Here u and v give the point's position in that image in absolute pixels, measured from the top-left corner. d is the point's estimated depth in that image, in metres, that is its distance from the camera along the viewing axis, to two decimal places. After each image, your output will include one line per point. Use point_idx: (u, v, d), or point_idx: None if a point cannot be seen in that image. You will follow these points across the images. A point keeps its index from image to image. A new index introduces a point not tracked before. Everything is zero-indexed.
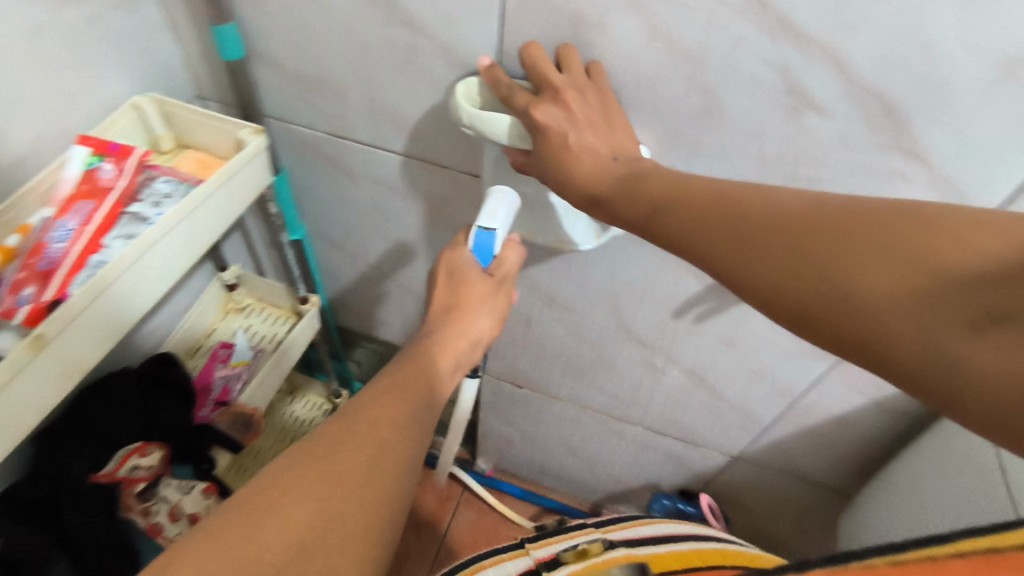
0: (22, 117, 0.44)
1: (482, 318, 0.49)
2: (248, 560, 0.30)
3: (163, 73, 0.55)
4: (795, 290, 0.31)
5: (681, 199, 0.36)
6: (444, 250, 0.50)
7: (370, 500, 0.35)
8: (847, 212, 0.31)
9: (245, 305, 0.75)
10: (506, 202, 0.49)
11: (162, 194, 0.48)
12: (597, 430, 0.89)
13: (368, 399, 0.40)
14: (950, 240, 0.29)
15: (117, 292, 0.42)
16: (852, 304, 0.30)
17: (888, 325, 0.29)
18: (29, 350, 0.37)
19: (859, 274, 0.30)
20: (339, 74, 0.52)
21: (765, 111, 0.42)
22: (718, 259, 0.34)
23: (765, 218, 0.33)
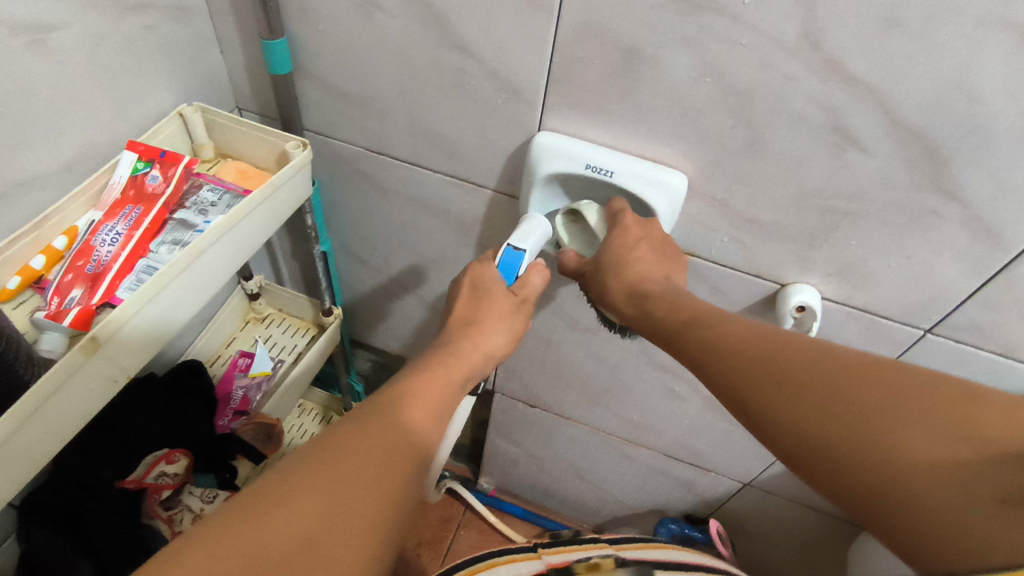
0: (77, 120, 0.45)
1: (496, 332, 0.48)
2: (246, 554, 0.29)
3: (208, 83, 0.56)
4: (831, 435, 0.34)
5: (729, 350, 0.40)
6: (471, 263, 0.51)
7: (379, 498, 0.34)
8: (887, 372, 0.35)
9: (265, 315, 0.74)
10: (539, 230, 0.51)
11: (207, 202, 0.49)
12: (608, 453, 0.90)
13: (382, 399, 0.39)
14: (992, 418, 0.31)
15: (168, 297, 0.43)
16: (886, 460, 0.33)
17: (908, 490, 0.32)
18: (82, 353, 0.37)
19: (900, 438, 0.32)
20: (385, 93, 0.53)
21: (808, 147, 0.44)
22: (755, 401, 0.38)
23: (805, 368, 0.36)
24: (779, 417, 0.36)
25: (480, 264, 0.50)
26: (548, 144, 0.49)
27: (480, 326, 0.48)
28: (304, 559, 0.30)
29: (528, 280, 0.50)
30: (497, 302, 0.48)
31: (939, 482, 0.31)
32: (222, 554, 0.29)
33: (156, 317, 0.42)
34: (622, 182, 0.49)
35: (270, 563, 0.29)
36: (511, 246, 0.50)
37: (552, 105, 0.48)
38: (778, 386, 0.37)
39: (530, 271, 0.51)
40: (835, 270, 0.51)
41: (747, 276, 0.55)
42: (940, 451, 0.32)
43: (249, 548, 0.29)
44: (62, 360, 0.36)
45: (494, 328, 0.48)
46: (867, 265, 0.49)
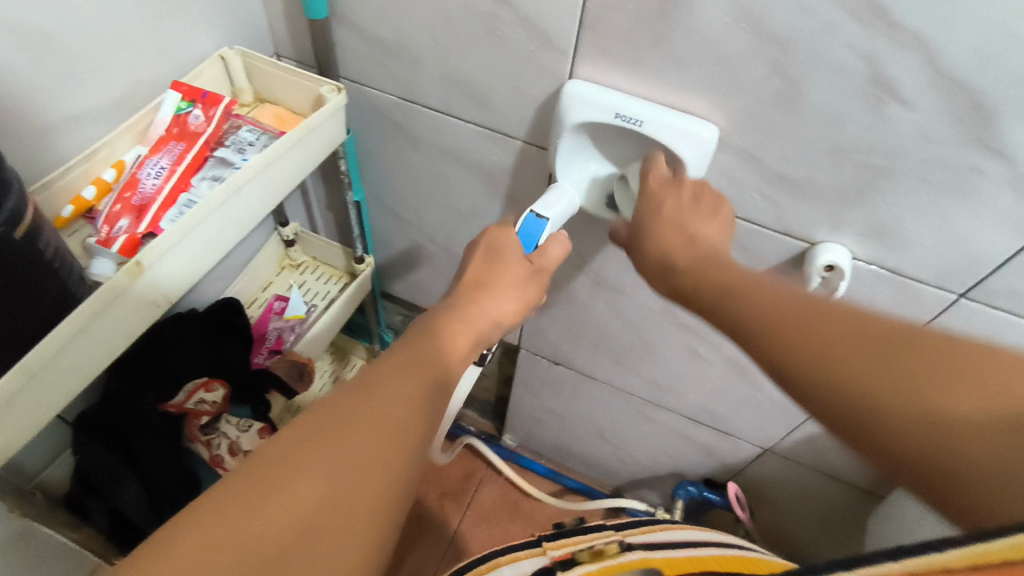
0: (123, 58, 0.47)
1: (508, 299, 0.49)
2: (247, 542, 0.30)
3: (247, 30, 0.57)
4: (886, 401, 0.34)
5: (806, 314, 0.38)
6: (489, 228, 0.52)
7: (379, 482, 0.35)
8: (900, 337, 0.35)
9: (300, 263, 0.77)
10: (565, 199, 0.53)
11: (246, 142, 0.50)
12: (630, 414, 0.91)
13: (380, 371, 0.39)
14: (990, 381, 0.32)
15: (181, 254, 0.43)
16: (916, 416, 0.33)
17: (947, 443, 0.32)
18: (128, 275, 0.40)
19: (934, 392, 0.33)
20: (419, 41, 0.53)
21: (845, 99, 0.43)
22: (801, 364, 0.37)
23: (840, 332, 0.37)
24: (817, 380, 0.36)
25: (499, 229, 0.52)
26: (582, 92, 0.49)
27: (491, 289, 0.49)
28: (304, 549, 0.31)
29: (548, 249, 0.51)
30: (508, 270, 0.50)
31: (978, 442, 0.32)
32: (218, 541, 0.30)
33: (169, 271, 0.43)
34: (651, 132, 0.48)
35: (272, 550, 0.31)
36: (533, 213, 0.52)
37: (584, 54, 0.48)
38: (832, 339, 0.37)
39: (550, 241, 0.52)
40: (867, 229, 0.50)
41: (777, 235, 0.54)
42: (967, 402, 0.32)
43: (244, 537, 0.30)
44: (112, 280, 0.38)
45: (507, 295, 0.49)
46: (901, 226, 0.48)
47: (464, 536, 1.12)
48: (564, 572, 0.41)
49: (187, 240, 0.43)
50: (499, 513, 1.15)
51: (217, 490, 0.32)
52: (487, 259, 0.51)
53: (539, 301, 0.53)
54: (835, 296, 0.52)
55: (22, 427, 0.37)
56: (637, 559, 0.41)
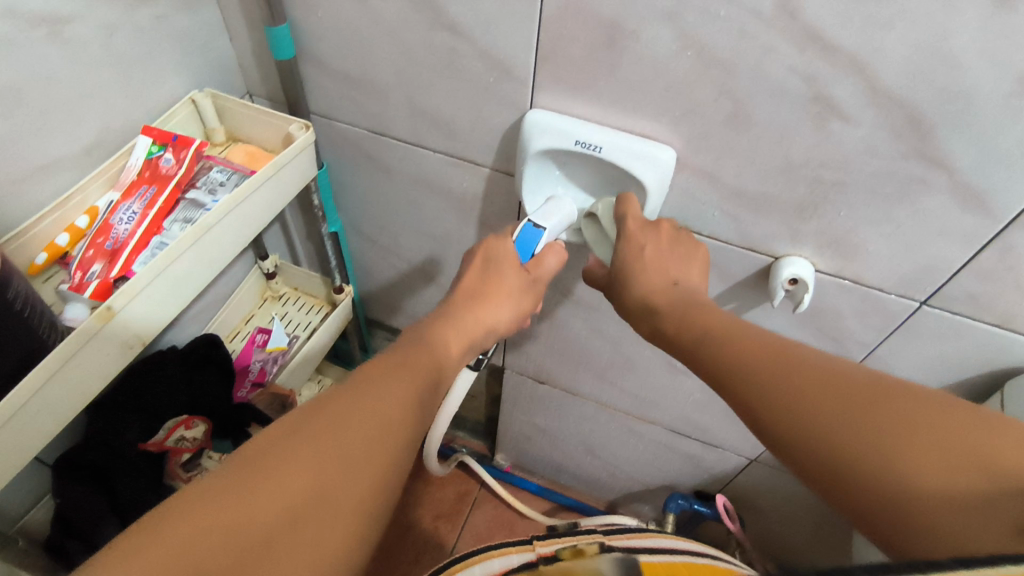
0: (94, 105, 0.48)
1: (503, 309, 0.52)
2: (227, 531, 0.30)
3: (218, 71, 0.59)
4: (861, 458, 0.33)
5: (784, 365, 0.38)
6: (489, 237, 0.53)
7: (364, 480, 0.35)
8: (890, 396, 0.35)
9: (282, 294, 0.78)
10: (564, 211, 0.53)
11: (217, 182, 0.52)
12: (617, 429, 0.91)
13: (370, 374, 0.41)
14: (984, 449, 0.31)
15: (153, 295, 0.44)
16: (896, 481, 0.32)
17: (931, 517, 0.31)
18: (99, 319, 0.40)
19: (907, 454, 0.32)
20: (383, 76, 0.55)
21: (791, 118, 0.44)
22: (776, 413, 0.37)
23: (818, 382, 0.36)
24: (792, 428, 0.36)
25: (497, 239, 0.53)
26: (541, 120, 0.51)
27: (485, 299, 0.51)
28: (287, 538, 0.31)
29: (543, 259, 0.52)
30: (505, 279, 0.51)
31: (957, 515, 0.30)
32: (200, 531, 0.29)
33: (143, 310, 0.44)
34: (610, 157, 0.50)
35: (253, 542, 0.30)
36: (532, 223, 0.52)
37: (541, 83, 0.50)
38: (804, 391, 0.36)
39: (546, 251, 0.53)
40: (826, 241, 0.51)
41: (740, 250, 0.55)
42: (947, 475, 0.31)
43: (230, 523, 0.30)
44: (81, 326, 0.39)
45: (502, 303, 0.51)
46: (856, 236, 0.50)
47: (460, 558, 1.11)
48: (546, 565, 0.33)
49: (158, 281, 0.44)
50: (494, 533, 1.14)
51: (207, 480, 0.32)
52: (480, 270, 0.52)
53: (534, 308, 0.55)
54: (800, 308, 0.54)
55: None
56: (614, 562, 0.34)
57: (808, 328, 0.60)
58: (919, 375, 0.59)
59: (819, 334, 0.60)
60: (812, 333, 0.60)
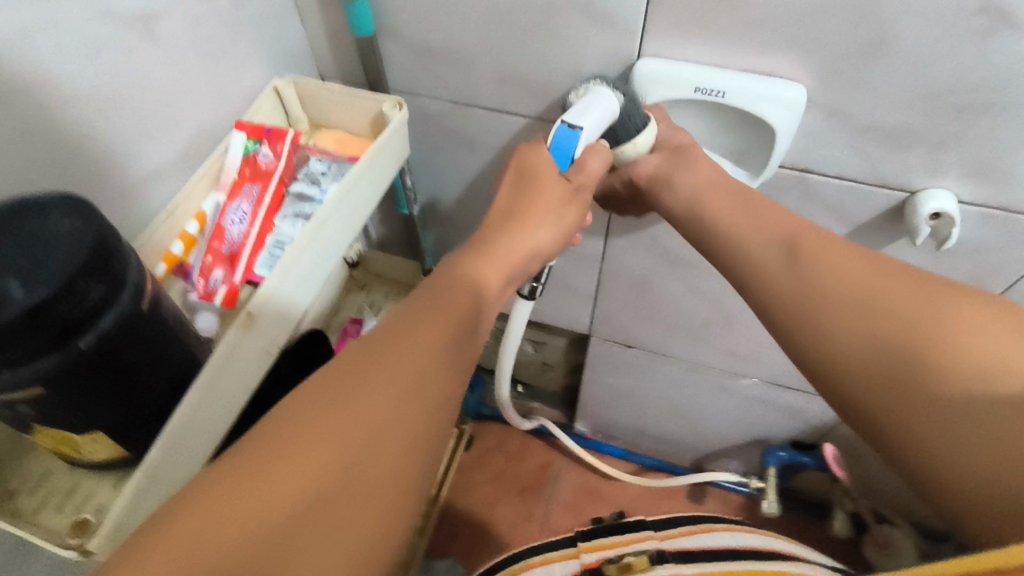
0: (186, 106, 0.46)
1: (542, 230, 0.48)
2: (249, 522, 0.27)
3: (292, 57, 0.56)
4: (863, 374, 0.38)
5: (809, 271, 0.43)
6: (521, 148, 0.48)
7: (398, 443, 0.32)
8: (892, 305, 0.39)
9: (366, 282, 0.77)
10: (603, 105, 0.46)
11: (318, 173, 0.49)
12: (708, 387, 0.89)
13: (396, 323, 0.38)
14: (956, 339, 0.35)
15: (285, 296, 0.43)
16: (935, 402, 0.35)
17: (916, 405, 0.36)
18: (242, 328, 0.39)
19: (940, 365, 0.35)
20: (470, 43, 0.52)
21: (945, 36, 0.40)
22: (817, 326, 0.41)
23: (845, 296, 0.41)
24: (818, 330, 0.41)
25: (530, 148, 0.48)
26: (652, 70, 0.47)
27: (521, 221, 0.47)
28: (317, 523, 0.28)
29: (586, 164, 0.47)
30: (544, 195, 0.47)
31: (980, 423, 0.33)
32: (217, 524, 0.26)
33: (279, 315, 0.42)
34: (734, 102, 0.46)
35: (280, 529, 0.27)
36: (566, 123, 0.46)
37: (651, 30, 0.46)
38: (838, 313, 0.40)
39: (586, 154, 0.47)
40: (972, 170, 0.47)
41: (869, 189, 0.51)
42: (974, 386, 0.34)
43: (253, 513, 0.27)
44: (225, 339, 0.38)
45: (542, 222, 0.47)
46: (1009, 162, 0.45)
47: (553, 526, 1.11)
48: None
49: (287, 284, 0.43)
50: (583, 499, 1.13)
51: (215, 465, 0.29)
52: (512, 185, 0.48)
53: (581, 226, 0.51)
54: (945, 244, 0.50)
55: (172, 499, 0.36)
56: None
57: (938, 265, 0.56)
58: None
59: (950, 270, 0.56)
60: (942, 271, 0.57)
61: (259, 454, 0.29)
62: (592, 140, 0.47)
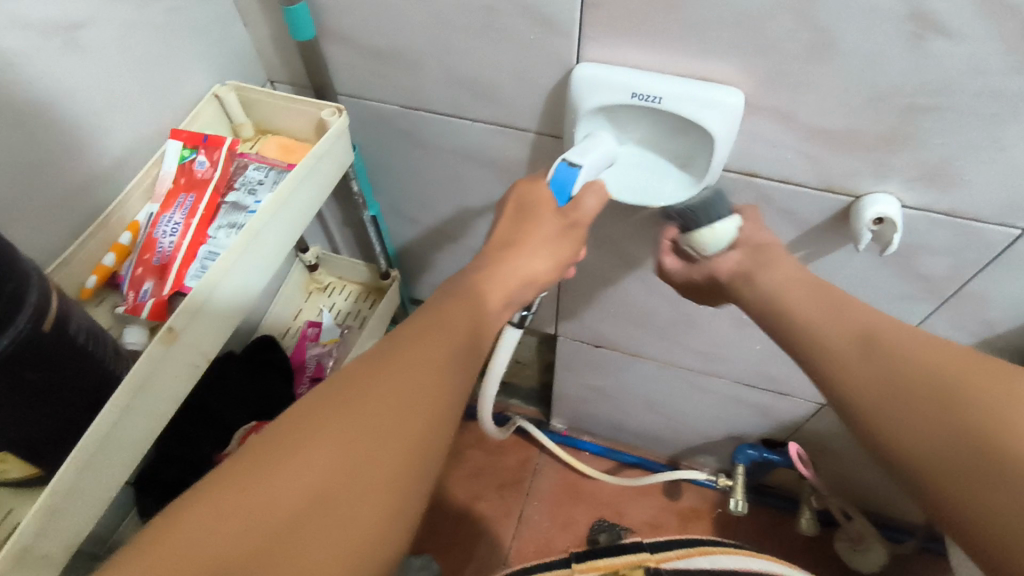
0: (120, 113, 0.45)
1: (539, 258, 0.48)
2: (254, 514, 0.29)
3: (237, 60, 0.55)
4: (929, 447, 0.37)
5: (885, 362, 0.40)
6: (524, 182, 0.49)
7: (398, 451, 0.34)
8: (928, 379, 0.38)
9: (328, 284, 0.76)
10: (601, 149, 0.48)
11: (255, 181, 0.49)
12: (678, 385, 0.89)
13: (407, 335, 0.39)
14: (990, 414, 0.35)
15: (214, 309, 0.42)
16: (903, 460, 0.38)
17: (995, 482, 0.33)
18: (163, 343, 0.39)
19: (901, 424, 0.38)
20: (413, 46, 0.51)
21: (882, 40, 0.39)
22: (865, 413, 0.40)
23: (900, 385, 0.39)
24: (886, 425, 0.39)
25: (531, 183, 0.49)
26: (590, 75, 0.47)
27: (519, 247, 0.48)
28: (317, 520, 0.31)
29: (583, 201, 0.47)
30: (540, 225, 0.48)
31: (993, 495, 0.33)
32: (227, 514, 0.29)
33: (205, 329, 0.42)
34: (672, 108, 0.45)
35: (282, 523, 0.30)
36: (566, 161, 0.47)
37: (590, 33, 0.45)
38: (839, 374, 0.42)
39: (585, 192, 0.47)
40: (917, 174, 0.46)
41: (817, 192, 0.51)
42: (934, 446, 0.36)
43: (259, 509, 0.30)
44: (146, 353, 0.37)
45: (537, 252, 0.48)
46: (953, 166, 0.45)
47: (529, 522, 1.11)
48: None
49: (212, 299, 0.42)
50: (559, 496, 1.13)
51: (228, 459, 0.32)
52: (513, 215, 0.49)
53: (579, 255, 0.51)
54: (888, 250, 0.49)
55: (84, 517, 0.36)
56: None
57: (893, 268, 0.56)
58: (1016, 308, 0.55)
59: (903, 273, 0.56)
60: (896, 274, 0.56)
61: (269, 449, 0.32)
62: (592, 179, 0.48)
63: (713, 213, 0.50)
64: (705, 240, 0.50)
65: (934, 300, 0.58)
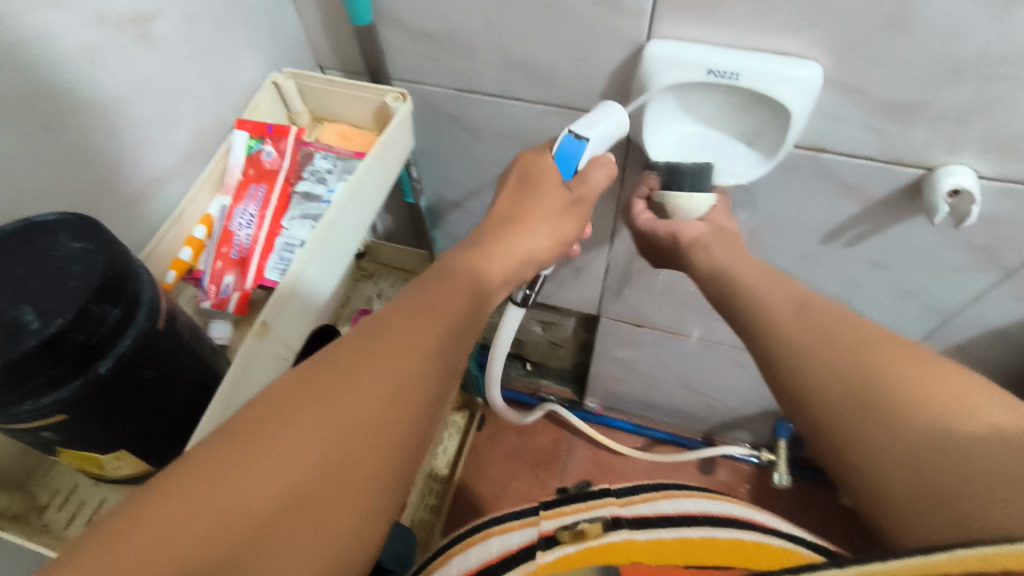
0: (186, 108, 0.44)
1: (540, 234, 0.47)
2: (219, 512, 0.26)
3: (289, 47, 0.54)
4: (829, 409, 0.35)
5: (820, 321, 0.38)
6: (529, 153, 0.49)
7: (376, 446, 0.31)
8: (864, 341, 0.36)
9: (373, 271, 0.76)
10: (613, 119, 0.47)
11: (324, 170, 0.48)
12: (718, 363, 0.89)
13: (392, 317, 0.36)
14: (915, 375, 0.33)
15: (298, 302, 0.42)
16: (829, 409, 0.35)
17: (886, 443, 0.32)
18: (256, 337, 0.39)
19: (811, 375, 0.36)
20: (472, 28, 0.50)
21: (970, 10, 0.38)
22: (786, 362, 0.38)
23: (823, 345, 0.37)
24: (804, 384, 0.36)
25: (536, 154, 0.49)
26: (665, 53, 0.45)
27: (521, 222, 0.47)
28: (288, 522, 0.27)
29: (588, 175, 0.47)
30: (544, 201, 0.47)
31: (898, 461, 0.31)
32: (193, 508, 0.25)
33: (290, 323, 0.42)
34: (749, 83, 0.44)
35: (253, 524, 0.26)
36: (573, 134, 0.47)
37: (660, 10, 0.44)
38: (789, 326, 0.39)
39: (591, 166, 0.47)
40: (993, 145, 0.46)
41: (885, 166, 0.50)
42: (841, 401, 0.34)
43: (230, 500, 0.26)
44: (243, 348, 0.38)
45: (540, 228, 0.47)
46: None
47: None
48: (543, 551, 0.38)
49: (296, 293, 0.42)
50: (594, 474, 1.15)
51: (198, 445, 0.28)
52: (517, 188, 0.49)
53: (581, 232, 0.51)
54: (965, 222, 0.48)
55: None
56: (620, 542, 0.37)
57: (955, 240, 0.55)
58: None
59: (966, 244, 0.55)
60: (958, 245, 0.56)
61: (237, 437, 0.28)
62: (597, 152, 0.48)
63: (697, 182, 0.51)
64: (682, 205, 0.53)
65: (995, 270, 0.57)
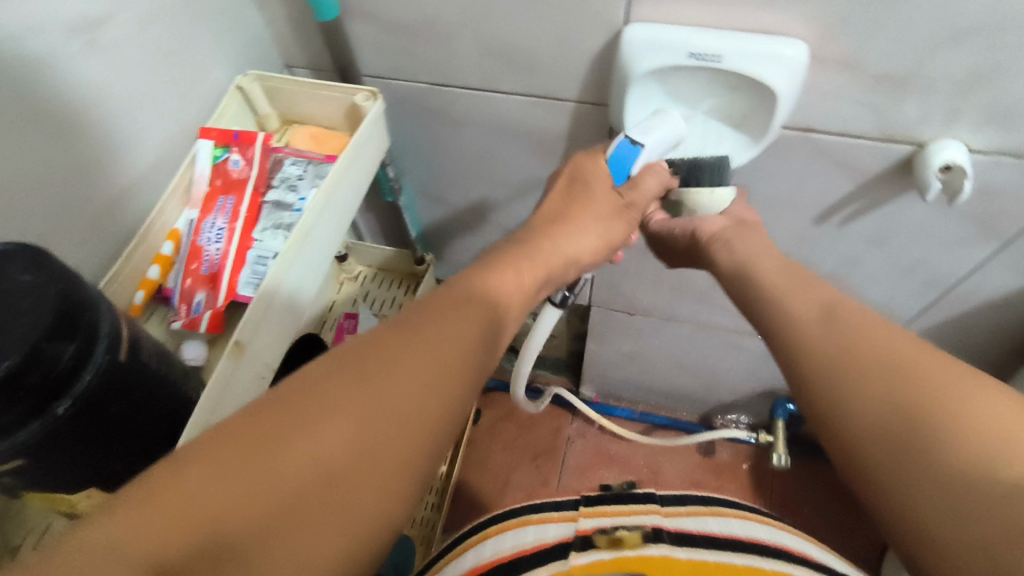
0: (147, 116, 0.42)
1: (586, 237, 0.46)
2: (258, 485, 0.26)
3: (254, 47, 0.52)
4: (901, 438, 0.31)
5: (846, 331, 0.36)
6: (579, 155, 0.47)
7: (414, 430, 0.30)
8: (886, 368, 0.33)
9: (358, 273, 0.74)
10: (668, 128, 0.46)
11: (294, 176, 0.46)
12: (715, 346, 0.88)
13: (432, 304, 0.36)
14: (943, 419, 0.31)
15: (274, 317, 0.41)
16: (859, 451, 0.33)
17: (924, 489, 0.30)
18: (230, 358, 0.37)
19: (860, 408, 0.33)
20: (444, 17, 0.48)
21: None
22: (840, 392, 0.34)
23: (878, 369, 0.34)
24: (855, 411, 0.33)
25: (588, 156, 0.47)
26: (644, 37, 0.44)
27: (568, 223, 0.45)
28: (323, 498, 0.27)
29: (640, 181, 0.45)
30: (596, 203, 0.46)
31: (947, 517, 0.29)
32: (233, 479, 0.26)
33: (265, 341, 0.40)
34: (732, 66, 0.43)
35: (287, 498, 0.26)
36: (628, 139, 0.45)
37: None
38: (831, 354, 0.36)
39: (642, 172, 0.45)
40: (988, 117, 0.44)
41: (877, 143, 0.49)
42: (882, 436, 0.32)
43: (270, 474, 0.26)
44: (217, 369, 0.36)
45: (589, 230, 0.46)
46: None
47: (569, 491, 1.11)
48: (577, 552, 0.37)
49: (269, 308, 0.40)
50: (595, 463, 1.14)
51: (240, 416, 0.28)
52: (564, 189, 0.47)
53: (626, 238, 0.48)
54: (958, 199, 0.47)
55: None
56: (659, 558, 0.36)
57: (950, 214, 0.54)
58: None
59: (962, 217, 0.54)
60: (955, 219, 0.55)
61: (280, 415, 0.28)
62: (652, 160, 0.46)
63: (717, 176, 0.48)
64: (703, 201, 0.49)
65: (992, 242, 0.56)
